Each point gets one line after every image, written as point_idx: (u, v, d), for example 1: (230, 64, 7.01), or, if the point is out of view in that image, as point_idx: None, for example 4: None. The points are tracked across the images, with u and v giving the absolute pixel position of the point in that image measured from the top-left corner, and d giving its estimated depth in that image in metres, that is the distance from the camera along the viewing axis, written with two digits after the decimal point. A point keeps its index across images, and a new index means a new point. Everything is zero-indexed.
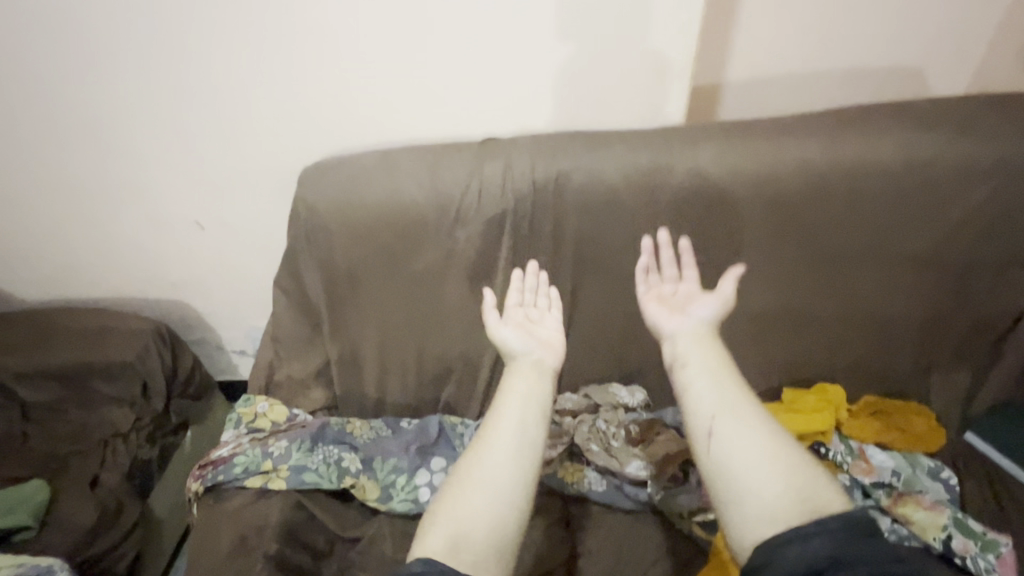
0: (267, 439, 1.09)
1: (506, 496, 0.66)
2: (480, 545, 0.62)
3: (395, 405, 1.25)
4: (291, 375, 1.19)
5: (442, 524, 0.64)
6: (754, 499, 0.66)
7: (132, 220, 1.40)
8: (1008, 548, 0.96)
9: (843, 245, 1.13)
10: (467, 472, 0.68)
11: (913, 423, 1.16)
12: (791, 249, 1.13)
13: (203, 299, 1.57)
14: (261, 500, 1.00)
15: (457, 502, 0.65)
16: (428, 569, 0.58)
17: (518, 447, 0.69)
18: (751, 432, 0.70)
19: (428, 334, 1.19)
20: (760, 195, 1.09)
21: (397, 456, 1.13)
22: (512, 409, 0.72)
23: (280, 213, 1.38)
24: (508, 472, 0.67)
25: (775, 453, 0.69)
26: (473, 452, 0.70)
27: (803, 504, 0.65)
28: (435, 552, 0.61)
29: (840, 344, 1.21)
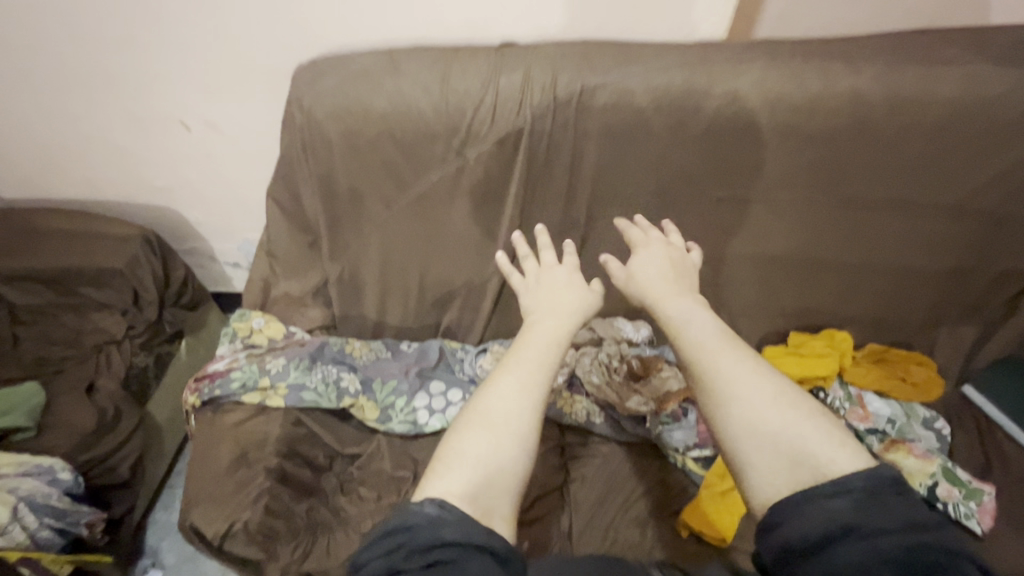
0: (264, 355, 1.07)
1: (522, 439, 0.57)
2: (498, 492, 0.54)
3: (395, 329, 1.22)
4: (287, 293, 1.15)
5: (455, 466, 0.55)
6: (769, 463, 0.55)
7: (111, 117, 1.28)
8: (990, 498, 0.98)
9: (878, 192, 1.06)
10: (479, 410, 0.59)
11: (914, 373, 1.17)
12: (824, 190, 1.06)
13: (193, 208, 1.49)
14: (260, 416, 1.00)
15: (470, 443, 0.56)
16: (446, 521, 0.50)
17: (533, 390, 0.60)
18: (767, 391, 0.58)
19: (432, 258, 1.14)
20: (800, 127, 1.00)
21: (395, 379, 1.12)
22: (527, 351, 0.63)
23: (273, 118, 1.27)
24: (522, 415, 0.58)
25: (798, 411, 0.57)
26: (483, 390, 0.61)
27: (816, 459, 0.53)
28: (452, 494, 0.53)
29: (854, 292, 1.17)
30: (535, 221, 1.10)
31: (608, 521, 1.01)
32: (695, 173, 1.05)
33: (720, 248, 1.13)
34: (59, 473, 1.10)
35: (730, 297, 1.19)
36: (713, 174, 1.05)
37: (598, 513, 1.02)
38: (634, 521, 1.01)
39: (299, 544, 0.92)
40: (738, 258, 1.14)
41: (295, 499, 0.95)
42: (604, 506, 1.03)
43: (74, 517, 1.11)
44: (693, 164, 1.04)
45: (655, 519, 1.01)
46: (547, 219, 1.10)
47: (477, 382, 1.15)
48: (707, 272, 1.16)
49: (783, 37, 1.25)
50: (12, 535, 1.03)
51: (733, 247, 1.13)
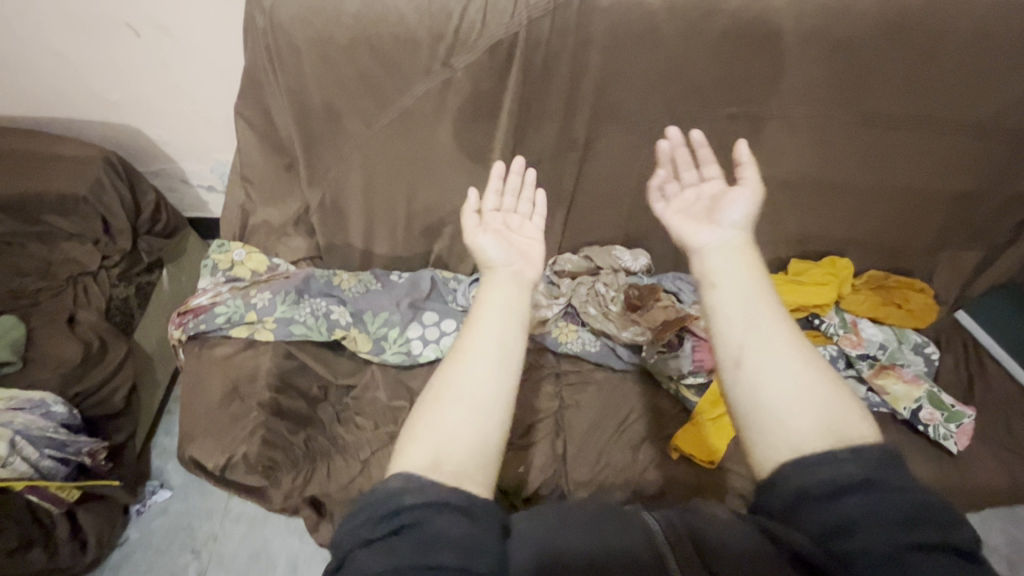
0: (248, 289, 1.01)
1: (493, 408, 0.53)
2: (467, 458, 0.50)
3: (383, 258, 1.17)
4: (268, 222, 1.08)
5: (421, 438, 0.51)
6: (790, 430, 0.51)
7: (46, 19, 1.13)
8: (970, 419, 1.00)
9: (901, 109, 0.98)
10: (446, 379, 0.54)
11: (910, 300, 1.16)
12: (844, 106, 0.98)
13: (155, 126, 1.36)
14: (250, 350, 0.97)
15: (435, 416, 0.52)
16: (409, 488, 0.47)
17: (502, 357, 0.56)
18: (782, 355, 0.54)
19: (419, 182, 1.06)
20: (827, 33, 0.90)
21: (387, 311, 1.08)
22: (490, 318, 0.58)
23: (233, 20, 1.13)
24: (491, 386, 0.54)
25: (810, 377, 0.53)
26: (451, 361, 0.56)
27: (833, 424, 0.51)
28: (418, 464, 0.49)
29: (862, 217, 1.13)
30: (530, 142, 1.02)
31: (601, 445, 1.04)
32: (706, 87, 0.95)
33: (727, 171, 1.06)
34: (52, 407, 1.10)
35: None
36: (726, 87, 0.96)
37: (591, 437, 1.05)
38: (626, 445, 1.03)
39: (300, 471, 0.94)
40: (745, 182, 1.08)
41: (292, 430, 0.95)
42: (597, 431, 1.05)
43: (74, 447, 1.12)
44: (705, 76, 0.94)
45: (646, 443, 1.04)
46: (543, 140, 1.01)
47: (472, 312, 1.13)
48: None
49: None
50: (14, 466, 1.04)
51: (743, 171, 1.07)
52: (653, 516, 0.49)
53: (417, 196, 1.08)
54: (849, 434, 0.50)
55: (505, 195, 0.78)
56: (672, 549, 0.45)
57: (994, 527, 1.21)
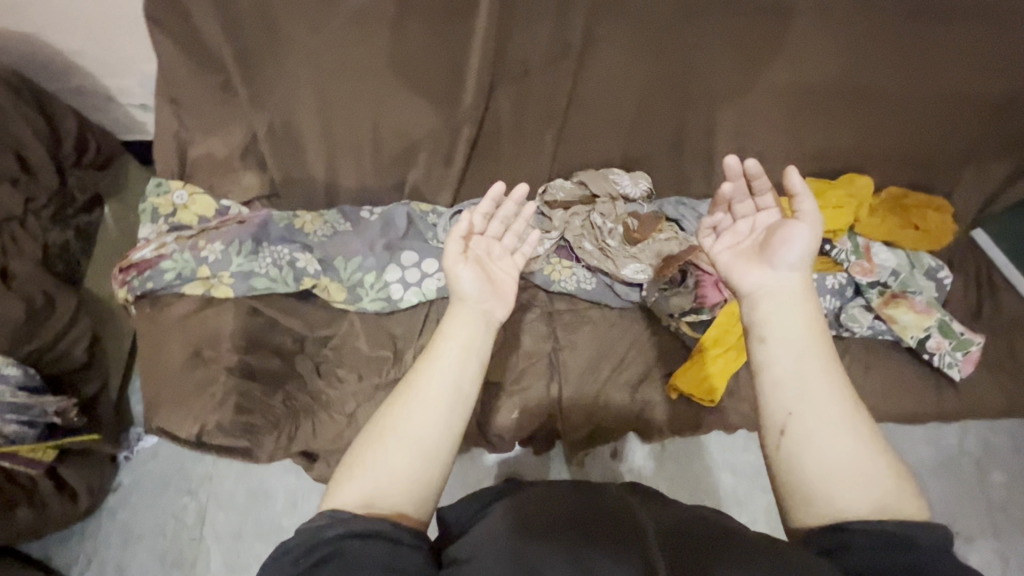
0: (196, 239, 0.88)
1: (432, 449, 0.53)
2: (397, 500, 0.51)
3: (351, 191, 1.02)
4: (210, 155, 0.93)
5: (356, 475, 0.52)
6: (834, 492, 0.50)
7: None
8: (978, 347, 0.97)
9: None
10: (393, 421, 0.54)
11: (927, 219, 1.07)
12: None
13: (59, 33, 1.13)
14: (210, 309, 0.87)
15: (374, 455, 0.53)
16: (331, 523, 0.48)
17: (449, 405, 0.55)
18: (839, 434, 0.51)
19: (384, 100, 0.90)
20: None
21: (361, 255, 0.97)
22: (448, 361, 0.57)
23: None
24: (437, 423, 0.54)
25: (863, 451, 0.51)
26: (397, 397, 0.55)
27: (884, 499, 0.49)
28: (349, 502, 0.51)
29: (891, 126, 1.01)
30: (515, 48, 0.87)
31: (597, 387, 0.99)
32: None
33: (741, 78, 0.94)
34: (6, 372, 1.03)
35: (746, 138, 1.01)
36: None
37: (588, 380, 0.99)
38: (623, 386, 0.99)
39: (282, 432, 0.89)
40: (760, 89, 0.95)
41: (267, 391, 0.89)
42: (593, 374, 1.00)
43: (38, 408, 1.05)
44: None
45: (643, 383, 1.00)
46: (529, 44, 0.87)
47: None
48: (725, 107, 0.97)
49: None
50: None
51: (758, 77, 0.94)
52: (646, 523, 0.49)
53: (385, 118, 0.93)
54: (900, 510, 0.49)
55: (494, 219, 0.77)
56: (661, 562, 0.45)
57: (966, 436, 1.27)
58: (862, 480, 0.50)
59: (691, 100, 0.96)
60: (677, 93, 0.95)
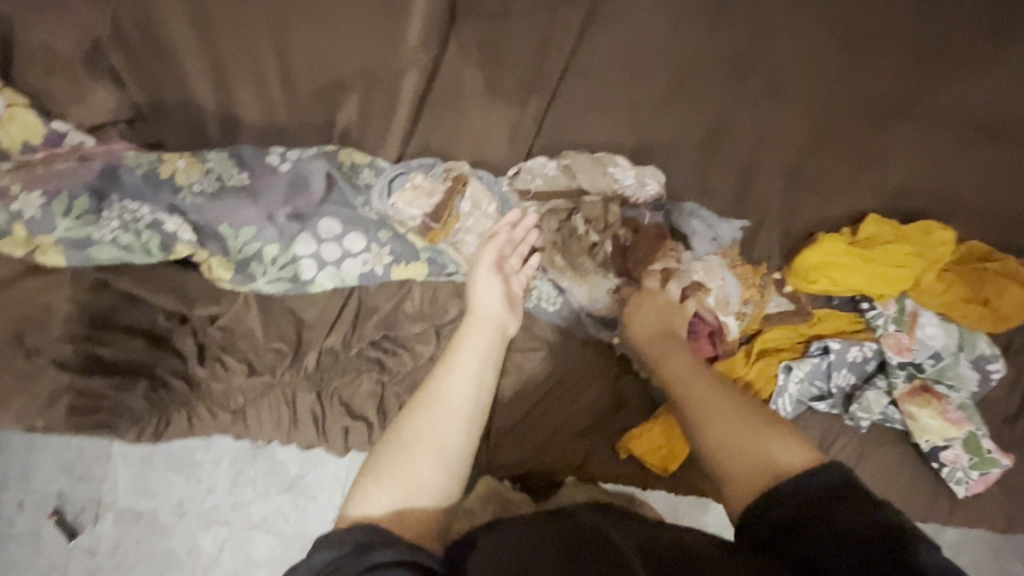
0: (14, 176, 0.65)
1: (456, 460, 0.49)
2: (431, 505, 0.47)
3: (256, 127, 0.74)
4: (59, 51, 0.67)
5: (376, 490, 0.46)
6: (741, 467, 0.50)
7: None
8: (1000, 470, 0.79)
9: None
10: (414, 429, 0.49)
11: (1006, 296, 0.81)
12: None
13: None
14: (39, 274, 0.67)
15: (393, 469, 0.47)
16: (353, 551, 0.41)
17: (470, 411, 0.50)
18: (737, 419, 0.53)
19: (300, 15, 0.68)
20: None
21: (257, 219, 0.72)
22: (469, 365, 0.53)
23: None
24: (462, 429, 0.49)
25: (757, 426, 0.52)
26: (417, 403, 0.51)
27: (777, 461, 0.49)
28: (378, 508, 0.46)
29: (977, 164, 0.79)
30: None
31: (540, 432, 0.80)
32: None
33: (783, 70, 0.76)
34: None
35: (790, 146, 0.78)
36: None
37: (529, 421, 0.81)
38: (569, 436, 0.80)
39: (142, 428, 0.71)
40: (796, 81, 0.76)
41: (121, 384, 0.70)
42: (537, 413, 0.81)
43: None
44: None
45: (594, 434, 0.81)
46: None
47: (389, 226, 0.75)
48: (761, 102, 0.76)
49: None
50: None
51: (791, 68, 0.75)
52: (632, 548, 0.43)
53: (318, 40, 0.70)
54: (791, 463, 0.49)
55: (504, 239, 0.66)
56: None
57: None
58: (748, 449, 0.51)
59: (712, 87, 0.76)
60: (696, 75, 0.75)
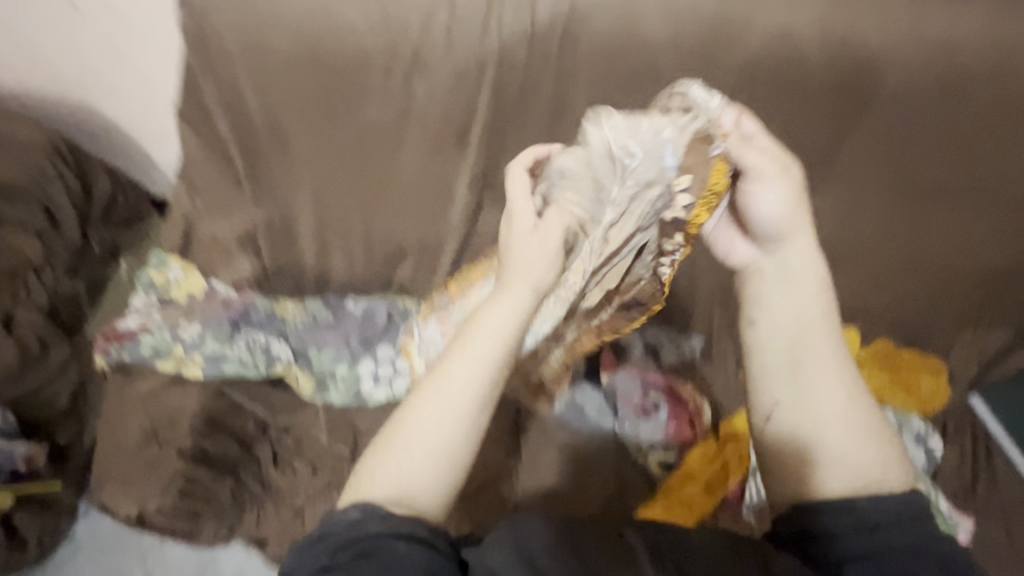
0: (179, 316, 0.95)
1: (452, 450, 0.49)
2: (424, 495, 0.49)
3: (339, 282, 1.03)
4: (212, 237, 0.97)
5: (379, 477, 0.49)
6: (830, 464, 0.55)
7: None
8: (964, 533, 0.91)
9: (930, 149, 0.83)
10: (414, 417, 0.50)
11: (919, 381, 1.03)
12: (851, 127, 0.82)
13: (110, 107, 1.21)
14: (177, 387, 0.91)
15: (397, 463, 0.49)
16: (369, 519, 0.47)
17: (473, 398, 0.50)
18: (830, 408, 0.56)
19: (373, 212, 0.95)
20: (887, 62, 0.76)
21: (335, 345, 0.99)
22: (484, 349, 0.51)
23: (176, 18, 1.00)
24: (463, 430, 0.50)
25: (851, 424, 0.55)
26: (420, 389, 0.51)
27: (861, 467, 0.54)
28: (383, 493, 0.49)
29: (885, 290, 1.01)
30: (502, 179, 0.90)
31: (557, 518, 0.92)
32: None
33: None
34: None
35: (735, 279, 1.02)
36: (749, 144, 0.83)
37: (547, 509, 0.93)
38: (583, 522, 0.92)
39: (223, 519, 0.87)
40: None
41: (215, 476, 0.88)
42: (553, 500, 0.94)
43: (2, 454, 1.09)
44: None
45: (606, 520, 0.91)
46: None
47: None
48: None
49: None
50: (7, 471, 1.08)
51: None
52: (643, 532, 0.48)
53: (381, 224, 0.97)
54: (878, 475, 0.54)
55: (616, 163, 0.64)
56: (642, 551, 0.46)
57: None
58: (842, 457, 0.54)
59: None
60: None
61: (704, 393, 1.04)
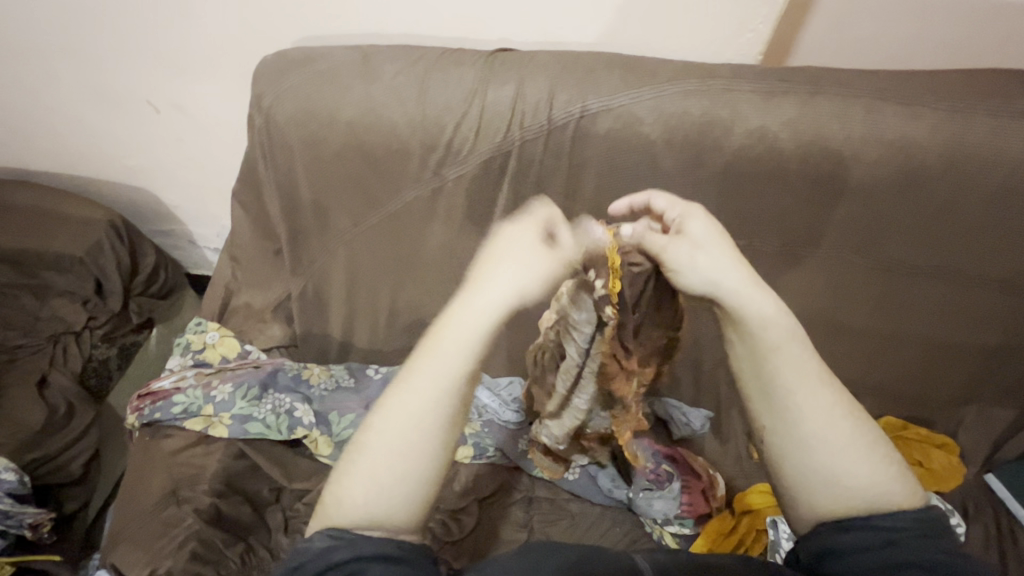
0: (212, 377, 1.00)
1: (414, 467, 0.53)
2: (388, 514, 0.51)
3: (362, 350, 1.10)
4: (249, 305, 1.05)
5: (346, 498, 0.52)
6: (830, 489, 0.55)
7: (70, 103, 1.18)
8: None
9: (906, 234, 0.92)
10: (375, 432, 0.53)
11: (932, 458, 1.04)
12: (827, 214, 0.92)
13: (167, 191, 1.35)
14: (201, 446, 0.94)
15: (360, 483, 0.52)
16: (338, 545, 0.50)
17: (431, 412, 0.54)
18: (826, 433, 0.56)
19: (399, 285, 1.04)
20: (856, 162, 0.87)
21: (355, 410, 1.03)
22: (440, 360, 0.55)
23: (239, 119, 1.16)
24: (423, 447, 0.53)
25: (847, 447, 0.56)
26: (380, 407, 0.55)
27: (867, 492, 0.55)
28: (346, 518, 0.52)
29: (884, 365, 1.05)
30: None
31: None
32: None
33: None
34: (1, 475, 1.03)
35: None
36: (740, 224, 0.94)
37: None
38: None
39: None
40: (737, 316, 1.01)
41: (228, 541, 0.88)
42: None
43: (16, 518, 1.03)
44: (687, 197, 0.92)
45: None
46: None
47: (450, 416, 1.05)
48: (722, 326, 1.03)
49: (846, 56, 0.98)
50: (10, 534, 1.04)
51: None
52: (644, 563, 0.54)
53: (405, 296, 1.05)
54: (886, 497, 0.55)
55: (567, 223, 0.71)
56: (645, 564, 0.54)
57: None
58: (839, 480, 0.55)
59: None
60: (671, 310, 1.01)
61: (713, 466, 1.04)
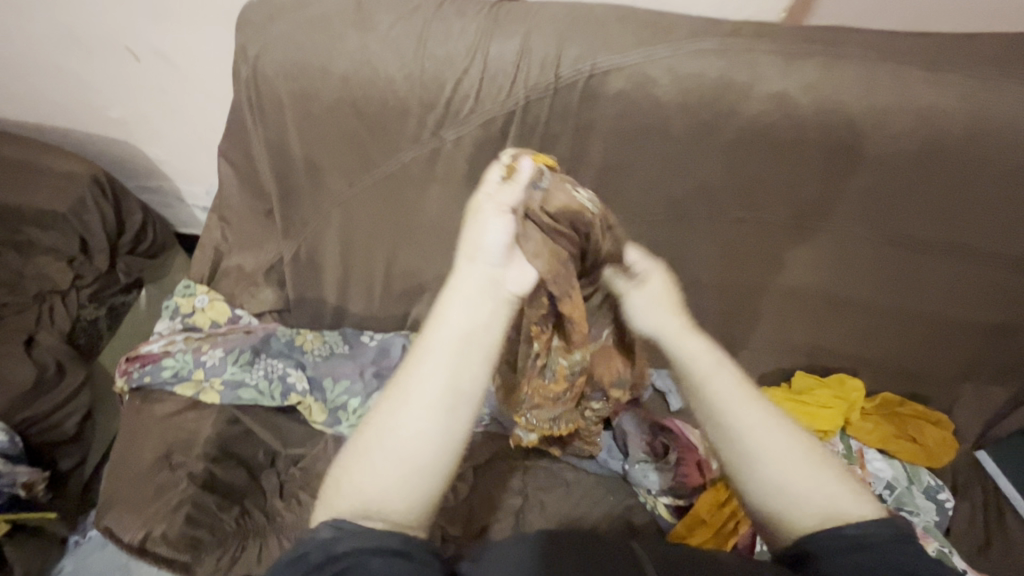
0: (202, 342, 0.98)
1: (419, 458, 0.50)
2: (396, 507, 0.50)
3: (357, 317, 1.08)
4: (240, 267, 1.02)
5: (347, 482, 0.51)
6: (796, 505, 0.54)
7: (43, 46, 1.10)
8: None
9: (921, 210, 0.89)
10: (380, 420, 0.51)
11: (926, 435, 1.05)
12: (839, 187, 0.88)
13: (152, 145, 1.29)
14: (193, 411, 0.93)
15: (358, 469, 0.51)
16: (340, 537, 0.48)
17: (435, 399, 0.51)
18: (778, 449, 0.55)
19: (395, 251, 1.00)
20: (876, 133, 0.82)
21: (349, 378, 1.01)
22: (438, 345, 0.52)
23: (225, 71, 1.09)
24: (421, 432, 0.51)
25: (805, 462, 0.55)
26: (387, 395, 0.53)
27: (831, 508, 0.53)
28: (349, 508, 0.50)
29: (885, 341, 1.05)
30: None
31: None
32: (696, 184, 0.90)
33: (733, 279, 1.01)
34: None
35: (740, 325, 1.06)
36: (751, 194, 0.90)
37: None
38: None
39: (226, 551, 0.85)
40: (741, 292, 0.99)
41: (222, 504, 0.88)
42: None
43: (9, 477, 1.03)
44: (696, 165, 0.88)
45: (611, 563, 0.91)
46: None
47: None
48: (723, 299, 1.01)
49: (873, 17, 0.92)
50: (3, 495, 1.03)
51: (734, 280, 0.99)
52: (640, 545, 0.54)
53: (402, 262, 1.01)
54: (847, 513, 0.53)
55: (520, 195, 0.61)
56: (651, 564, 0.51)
57: None
58: (801, 496, 0.54)
59: (683, 288, 1.03)
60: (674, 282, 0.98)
61: None
